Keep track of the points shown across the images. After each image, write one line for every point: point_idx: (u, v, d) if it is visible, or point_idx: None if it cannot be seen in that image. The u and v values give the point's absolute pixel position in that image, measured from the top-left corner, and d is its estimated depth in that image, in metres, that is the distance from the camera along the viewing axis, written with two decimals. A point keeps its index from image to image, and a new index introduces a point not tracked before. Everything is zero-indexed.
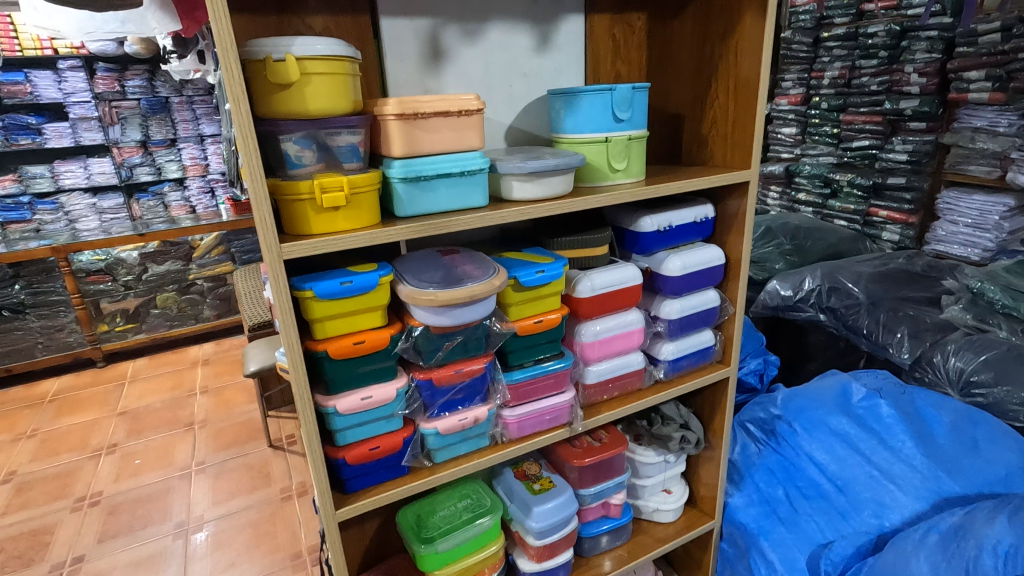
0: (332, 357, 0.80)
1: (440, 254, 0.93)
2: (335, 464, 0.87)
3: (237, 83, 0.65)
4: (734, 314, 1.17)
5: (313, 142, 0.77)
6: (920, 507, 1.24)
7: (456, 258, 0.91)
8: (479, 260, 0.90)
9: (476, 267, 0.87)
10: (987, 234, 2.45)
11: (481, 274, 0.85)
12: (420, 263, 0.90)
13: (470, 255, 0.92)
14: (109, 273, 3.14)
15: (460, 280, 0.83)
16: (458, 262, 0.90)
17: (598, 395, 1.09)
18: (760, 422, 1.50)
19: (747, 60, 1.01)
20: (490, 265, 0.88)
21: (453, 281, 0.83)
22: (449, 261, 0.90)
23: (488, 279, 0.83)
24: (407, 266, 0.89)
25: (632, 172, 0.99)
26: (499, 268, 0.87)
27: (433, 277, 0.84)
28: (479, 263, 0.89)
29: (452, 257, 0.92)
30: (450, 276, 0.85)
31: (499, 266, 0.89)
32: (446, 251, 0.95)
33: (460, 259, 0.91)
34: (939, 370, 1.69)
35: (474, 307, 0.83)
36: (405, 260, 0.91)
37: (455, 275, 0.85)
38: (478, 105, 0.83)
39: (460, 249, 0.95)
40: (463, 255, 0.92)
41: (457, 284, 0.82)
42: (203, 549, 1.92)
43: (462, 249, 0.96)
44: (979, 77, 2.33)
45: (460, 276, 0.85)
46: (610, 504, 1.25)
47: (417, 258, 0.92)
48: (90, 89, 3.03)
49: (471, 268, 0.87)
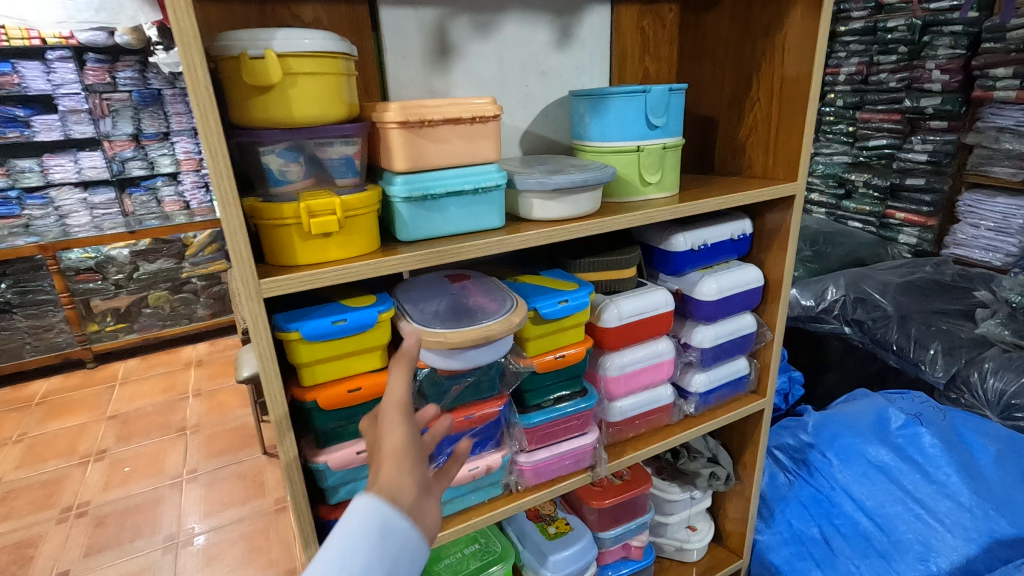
0: (323, 407, 0.68)
1: (447, 280, 0.82)
2: (328, 524, 0.76)
3: (202, 86, 0.53)
4: (772, 341, 1.05)
5: (300, 154, 0.65)
6: (972, 551, 1.13)
7: (467, 286, 0.80)
8: (493, 289, 0.78)
9: (492, 299, 0.75)
10: (1011, 238, 2.32)
11: (498, 308, 0.73)
12: (425, 292, 0.78)
13: (483, 283, 0.81)
14: (99, 271, 2.97)
15: (473, 316, 0.71)
16: (470, 292, 0.78)
17: (623, 433, 0.98)
18: (789, 449, 1.40)
19: (795, 57, 0.88)
20: (508, 297, 0.76)
21: (465, 317, 0.72)
22: (460, 290, 0.78)
23: (505, 314, 0.71)
24: (411, 295, 0.77)
25: (666, 186, 0.87)
26: (519, 300, 0.75)
27: (440, 311, 0.73)
28: (495, 294, 0.77)
29: (462, 285, 0.80)
30: (461, 310, 0.73)
31: (518, 295, 0.77)
32: (455, 276, 0.83)
33: (473, 288, 0.79)
34: (976, 390, 1.60)
35: (490, 348, 0.71)
36: (408, 288, 0.79)
37: (466, 309, 0.73)
38: (494, 110, 0.70)
39: (471, 276, 0.83)
40: (475, 283, 0.81)
41: (471, 321, 0.70)
42: (194, 564, 1.81)
43: (473, 273, 0.84)
44: (1006, 75, 2.19)
45: (472, 311, 0.73)
46: (631, 545, 1.14)
47: (420, 285, 0.80)
48: (80, 81, 2.88)
49: (485, 300, 0.76)
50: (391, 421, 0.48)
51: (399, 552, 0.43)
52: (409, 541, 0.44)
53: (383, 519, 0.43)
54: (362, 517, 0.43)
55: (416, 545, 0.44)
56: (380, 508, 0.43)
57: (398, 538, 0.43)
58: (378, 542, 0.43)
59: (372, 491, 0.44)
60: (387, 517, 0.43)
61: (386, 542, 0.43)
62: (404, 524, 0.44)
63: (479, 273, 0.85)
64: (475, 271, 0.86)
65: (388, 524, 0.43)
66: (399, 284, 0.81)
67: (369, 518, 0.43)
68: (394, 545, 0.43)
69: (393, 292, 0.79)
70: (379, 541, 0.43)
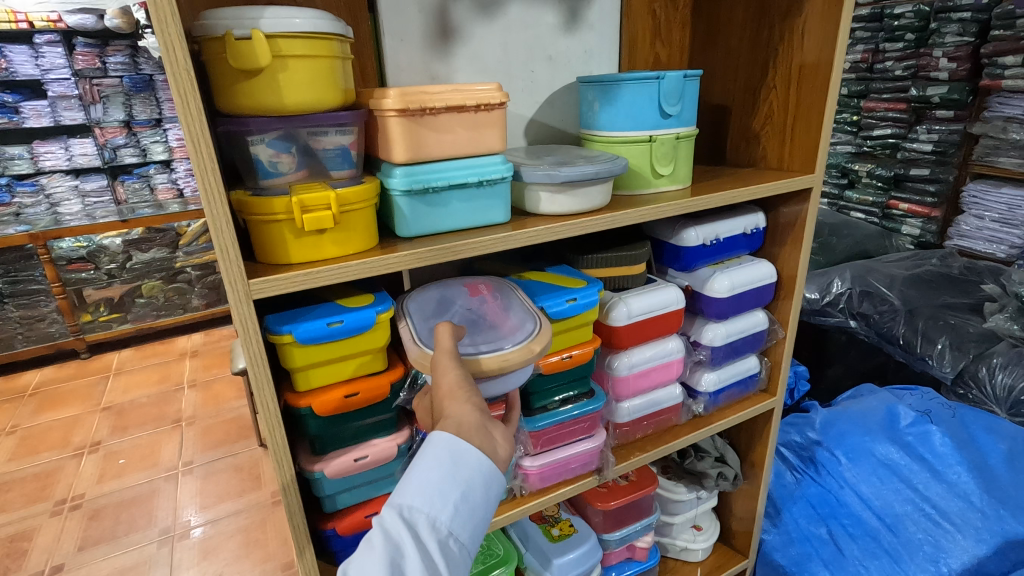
0: (318, 413, 0.64)
1: (464, 290, 0.74)
2: (323, 534, 0.73)
3: (182, 68, 0.48)
4: (785, 339, 1.01)
5: (292, 144, 0.61)
6: (983, 552, 1.11)
7: (487, 301, 0.71)
8: (509, 298, 0.72)
9: (512, 320, 0.67)
10: (1015, 230, 2.28)
11: (518, 332, 0.65)
12: (438, 307, 0.70)
13: (506, 299, 0.72)
14: (92, 260, 2.91)
15: (492, 340, 0.63)
16: (488, 309, 0.70)
17: (631, 434, 0.95)
18: (796, 447, 1.36)
19: (815, 43, 0.84)
20: (530, 319, 0.67)
21: (482, 339, 0.63)
22: (479, 305, 0.70)
23: (522, 341, 0.63)
24: (422, 309, 0.69)
25: (678, 178, 0.83)
26: (544, 324, 0.66)
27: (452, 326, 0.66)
28: (516, 313, 0.69)
29: (481, 298, 0.72)
30: (479, 330, 0.65)
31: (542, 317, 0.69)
32: (474, 286, 0.75)
33: (495, 305, 0.71)
34: (984, 386, 1.57)
35: (504, 379, 0.63)
36: (421, 300, 0.71)
37: (485, 330, 0.65)
38: (500, 97, 0.66)
39: (492, 288, 0.75)
40: (495, 298, 0.72)
41: (487, 347, 0.62)
42: (191, 559, 1.78)
43: (494, 284, 0.76)
44: (1016, 63, 2.13)
45: (491, 332, 0.65)
46: (636, 546, 1.12)
47: (434, 287, 0.74)
48: (69, 66, 2.80)
49: (505, 320, 0.67)
50: (444, 366, 0.55)
51: (470, 477, 0.50)
52: (480, 467, 0.51)
53: (454, 447, 0.50)
54: (435, 444, 0.51)
55: (486, 471, 0.51)
56: (450, 441, 0.50)
57: (468, 465, 0.50)
58: (450, 468, 0.50)
59: (442, 427, 0.51)
60: (457, 448, 0.50)
61: (457, 470, 0.50)
62: (472, 453, 0.50)
63: (502, 283, 0.76)
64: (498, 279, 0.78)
65: (457, 453, 0.50)
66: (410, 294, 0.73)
67: (439, 449, 0.50)
68: (465, 470, 0.50)
69: (400, 305, 0.71)
70: (451, 469, 0.50)
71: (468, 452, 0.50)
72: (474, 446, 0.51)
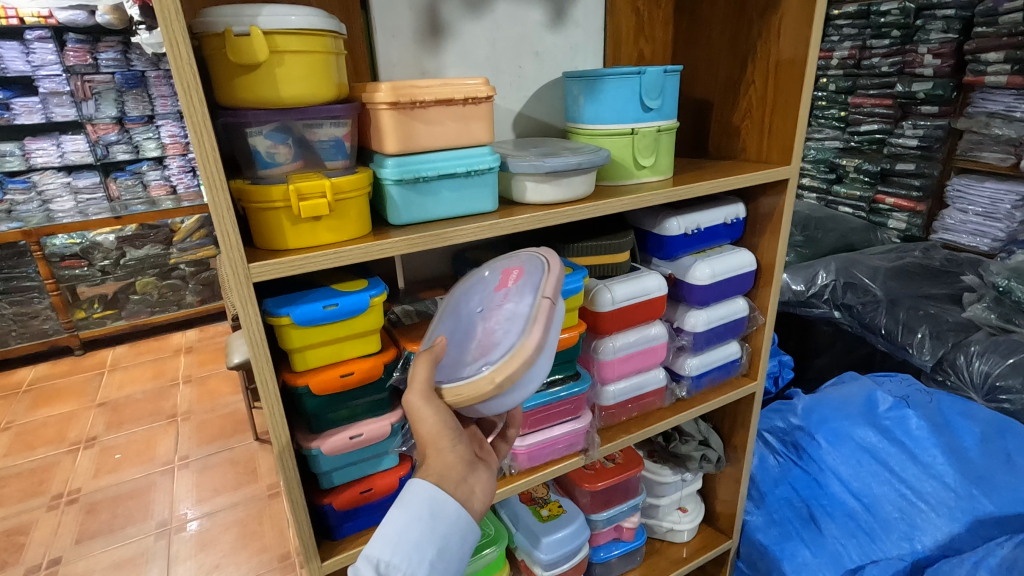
0: (314, 393, 0.68)
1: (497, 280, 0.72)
2: (321, 509, 0.76)
3: (186, 63, 0.51)
4: (764, 325, 1.05)
5: (288, 136, 0.64)
6: (955, 530, 1.15)
7: (510, 293, 0.68)
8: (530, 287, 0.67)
9: (504, 327, 0.63)
10: (998, 224, 2.33)
11: (503, 346, 0.61)
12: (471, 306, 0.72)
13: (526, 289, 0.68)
14: (85, 258, 2.89)
15: (472, 362, 0.62)
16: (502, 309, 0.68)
17: (616, 416, 0.99)
18: (779, 432, 1.41)
19: (791, 39, 0.87)
20: (519, 328, 0.61)
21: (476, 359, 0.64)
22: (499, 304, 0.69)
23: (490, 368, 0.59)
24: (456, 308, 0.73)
25: (660, 169, 0.87)
26: (530, 338, 0.60)
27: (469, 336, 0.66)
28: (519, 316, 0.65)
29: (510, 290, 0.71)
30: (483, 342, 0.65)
31: (538, 321, 0.61)
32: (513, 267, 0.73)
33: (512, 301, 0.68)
34: (962, 372, 1.59)
35: (496, 402, 0.62)
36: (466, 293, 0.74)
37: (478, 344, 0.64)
38: (487, 91, 0.69)
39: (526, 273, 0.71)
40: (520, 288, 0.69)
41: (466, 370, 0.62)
42: (188, 550, 1.81)
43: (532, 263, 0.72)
44: (997, 59, 2.18)
45: (479, 349, 0.63)
46: (623, 527, 1.16)
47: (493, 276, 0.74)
48: (60, 62, 2.80)
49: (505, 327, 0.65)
50: (423, 410, 0.59)
51: (447, 532, 0.58)
52: (456, 523, 0.59)
53: (434, 502, 0.58)
54: (415, 499, 0.58)
55: (462, 526, 0.59)
56: (431, 498, 0.58)
57: (445, 519, 0.58)
58: (430, 523, 0.57)
59: (423, 480, 0.59)
60: (437, 504, 0.58)
61: (436, 524, 0.57)
62: (451, 509, 0.58)
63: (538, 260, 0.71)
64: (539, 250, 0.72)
65: (437, 508, 0.58)
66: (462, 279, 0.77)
67: (422, 504, 0.57)
68: (443, 525, 0.57)
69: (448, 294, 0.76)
70: (431, 524, 0.57)
71: (446, 507, 0.58)
72: (452, 500, 0.59)
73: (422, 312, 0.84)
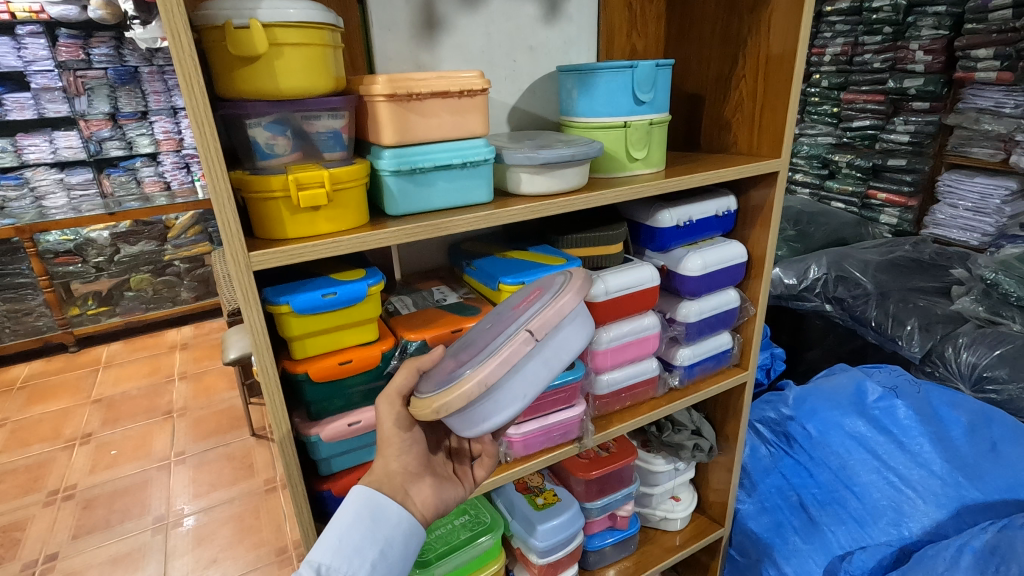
0: (313, 380, 0.69)
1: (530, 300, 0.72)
2: (321, 495, 0.78)
3: (187, 54, 0.52)
4: (755, 316, 1.07)
5: (287, 127, 0.65)
6: (941, 517, 1.18)
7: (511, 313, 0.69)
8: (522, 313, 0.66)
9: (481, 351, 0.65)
10: (988, 218, 2.35)
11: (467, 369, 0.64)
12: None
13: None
14: (79, 254, 2.92)
15: (443, 377, 0.65)
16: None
17: (609, 406, 1.00)
18: (771, 423, 1.43)
19: (781, 34, 0.89)
20: (485, 356, 0.63)
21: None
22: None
23: (443, 390, 0.63)
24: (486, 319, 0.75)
25: (652, 162, 0.88)
26: (482, 375, 0.61)
27: (465, 348, 0.69)
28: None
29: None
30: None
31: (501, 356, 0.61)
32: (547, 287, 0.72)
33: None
34: (950, 364, 1.61)
35: (462, 422, 0.64)
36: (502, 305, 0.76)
37: (460, 361, 0.67)
38: (482, 84, 0.71)
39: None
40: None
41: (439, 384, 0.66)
42: (185, 545, 1.82)
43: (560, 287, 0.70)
44: (987, 56, 2.20)
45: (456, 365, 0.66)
46: (617, 515, 1.18)
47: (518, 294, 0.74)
48: (52, 58, 2.78)
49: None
50: (387, 411, 0.67)
51: (389, 533, 0.62)
52: (397, 525, 0.63)
53: (375, 507, 0.62)
54: (356, 504, 0.62)
55: (403, 528, 0.63)
56: (371, 502, 0.62)
57: (386, 521, 0.62)
58: (370, 527, 0.61)
59: (365, 488, 0.63)
60: (377, 508, 0.62)
61: (379, 526, 0.61)
62: (391, 513, 0.63)
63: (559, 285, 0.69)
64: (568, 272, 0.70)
65: (378, 511, 0.62)
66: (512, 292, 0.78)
67: (364, 507, 0.61)
68: (385, 528, 0.62)
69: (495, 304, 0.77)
70: (373, 526, 0.61)
71: (386, 511, 0.62)
72: (394, 505, 0.63)
73: (419, 302, 0.86)
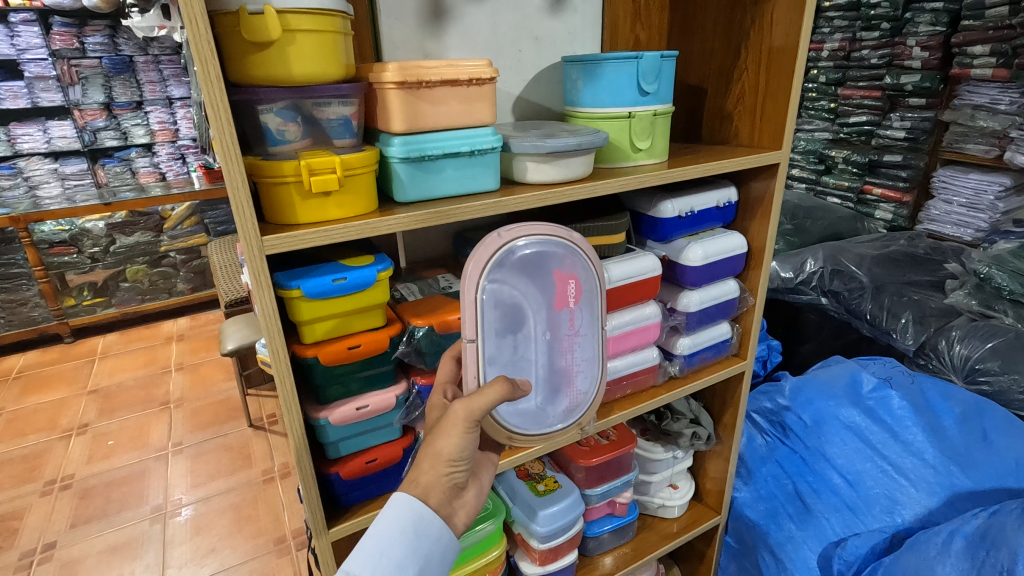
0: (323, 364, 0.70)
1: (551, 295, 0.75)
2: (327, 479, 0.78)
3: (204, 39, 0.53)
4: (754, 306, 1.09)
5: (298, 113, 0.66)
6: (933, 505, 1.20)
7: (568, 318, 0.77)
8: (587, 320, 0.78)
9: (583, 373, 0.79)
10: (981, 214, 2.37)
11: (582, 392, 0.80)
12: (517, 319, 0.73)
13: (584, 321, 0.78)
14: (74, 244, 2.91)
15: (558, 405, 0.79)
16: (567, 341, 0.77)
17: (610, 394, 1.02)
18: (767, 412, 1.46)
19: (783, 27, 0.90)
20: (595, 375, 0.80)
21: (551, 398, 0.78)
22: (560, 330, 0.76)
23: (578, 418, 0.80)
24: (495, 322, 0.71)
25: (655, 152, 0.89)
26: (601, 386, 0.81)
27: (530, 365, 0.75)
28: (591, 357, 0.79)
29: (566, 312, 0.76)
30: (551, 375, 0.77)
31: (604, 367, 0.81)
32: (566, 279, 0.75)
33: (576, 333, 0.77)
34: (943, 356, 1.63)
35: None
36: (498, 298, 0.71)
37: (554, 386, 0.78)
38: (491, 73, 0.71)
39: (580, 294, 0.76)
40: (579, 314, 0.77)
41: (551, 415, 0.78)
42: (183, 535, 1.82)
43: (584, 280, 0.77)
44: (984, 53, 2.21)
45: (558, 392, 0.78)
46: (616, 502, 1.20)
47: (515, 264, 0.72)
48: (46, 46, 2.76)
49: (578, 370, 0.79)
50: (450, 430, 0.64)
51: (430, 548, 0.62)
52: (439, 541, 0.62)
53: (418, 522, 0.61)
54: (401, 517, 0.61)
55: (443, 543, 0.63)
56: (414, 516, 0.61)
57: (428, 538, 0.62)
58: (411, 543, 0.60)
59: (411, 501, 0.62)
60: (421, 523, 0.61)
61: (420, 542, 0.61)
62: (433, 527, 0.62)
63: (591, 283, 0.77)
64: (593, 268, 0.77)
65: (421, 526, 0.61)
66: (473, 256, 0.70)
67: (407, 523, 0.61)
68: (426, 543, 0.61)
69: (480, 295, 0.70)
70: (415, 542, 0.61)
71: (429, 525, 0.62)
72: (435, 520, 0.62)
73: (425, 290, 0.87)
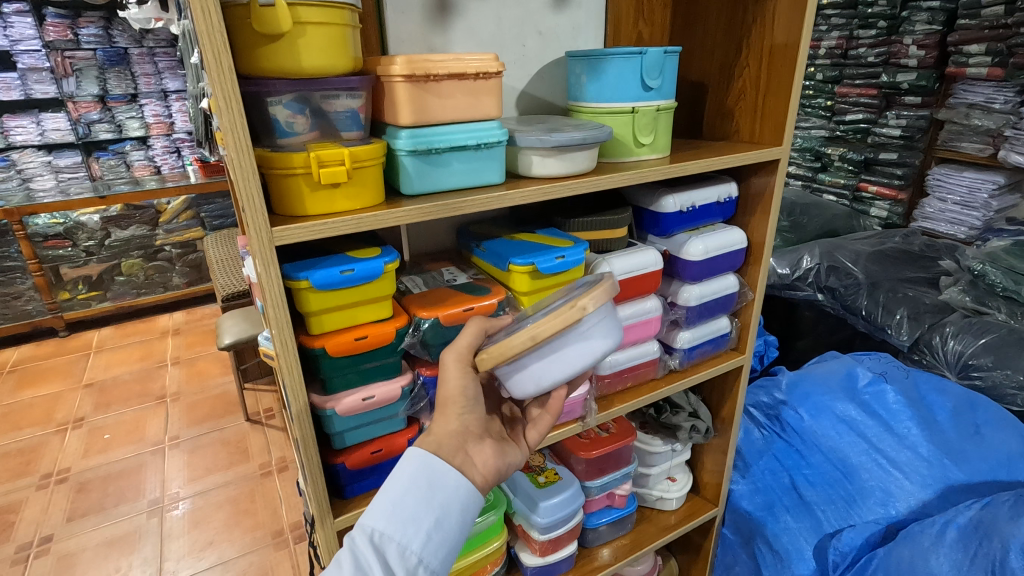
0: (330, 355, 0.71)
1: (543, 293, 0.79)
2: (333, 469, 0.79)
3: (216, 31, 0.53)
4: (753, 300, 1.10)
5: (306, 106, 0.66)
6: (926, 497, 1.22)
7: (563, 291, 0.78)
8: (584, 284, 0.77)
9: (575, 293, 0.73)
10: (975, 213, 2.40)
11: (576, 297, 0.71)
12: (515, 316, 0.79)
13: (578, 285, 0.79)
14: (69, 238, 2.89)
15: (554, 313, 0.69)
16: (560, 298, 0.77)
17: (611, 386, 1.03)
18: (763, 407, 1.48)
19: (784, 25, 0.90)
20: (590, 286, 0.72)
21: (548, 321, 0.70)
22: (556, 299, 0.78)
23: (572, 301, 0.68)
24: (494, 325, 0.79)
25: (658, 148, 0.90)
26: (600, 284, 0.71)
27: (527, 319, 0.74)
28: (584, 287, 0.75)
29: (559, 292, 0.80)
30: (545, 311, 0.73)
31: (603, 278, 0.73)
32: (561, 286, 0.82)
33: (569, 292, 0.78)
34: (937, 352, 1.65)
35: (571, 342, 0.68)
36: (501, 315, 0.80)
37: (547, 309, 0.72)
38: (497, 67, 0.72)
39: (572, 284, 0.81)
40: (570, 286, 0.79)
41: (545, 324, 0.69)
42: (180, 528, 1.83)
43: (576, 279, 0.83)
44: (979, 51, 2.23)
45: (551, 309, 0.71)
46: (615, 494, 1.21)
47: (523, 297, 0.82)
48: (39, 37, 2.73)
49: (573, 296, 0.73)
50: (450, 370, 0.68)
51: (444, 502, 0.61)
52: (455, 493, 0.62)
53: (431, 474, 0.62)
54: (414, 471, 0.62)
55: (458, 495, 0.63)
56: (427, 468, 0.62)
57: (442, 490, 0.62)
58: (426, 494, 0.61)
59: (423, 455, 0.63)
60: (433, 477, 0.62)
61: (434, 494, 0.61)
62: (446, 480, 0.62)
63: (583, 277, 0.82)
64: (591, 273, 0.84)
65: (434, 480, 0.62)
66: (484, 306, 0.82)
67: (420, 474, 0.62)
68: (441, 496, 0.61)
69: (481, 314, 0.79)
70: (428, 494, 0.61)
71: (443, 478, 0.62)
72: (450, 475, 0.63)
73: (429, 283, 0.87)
